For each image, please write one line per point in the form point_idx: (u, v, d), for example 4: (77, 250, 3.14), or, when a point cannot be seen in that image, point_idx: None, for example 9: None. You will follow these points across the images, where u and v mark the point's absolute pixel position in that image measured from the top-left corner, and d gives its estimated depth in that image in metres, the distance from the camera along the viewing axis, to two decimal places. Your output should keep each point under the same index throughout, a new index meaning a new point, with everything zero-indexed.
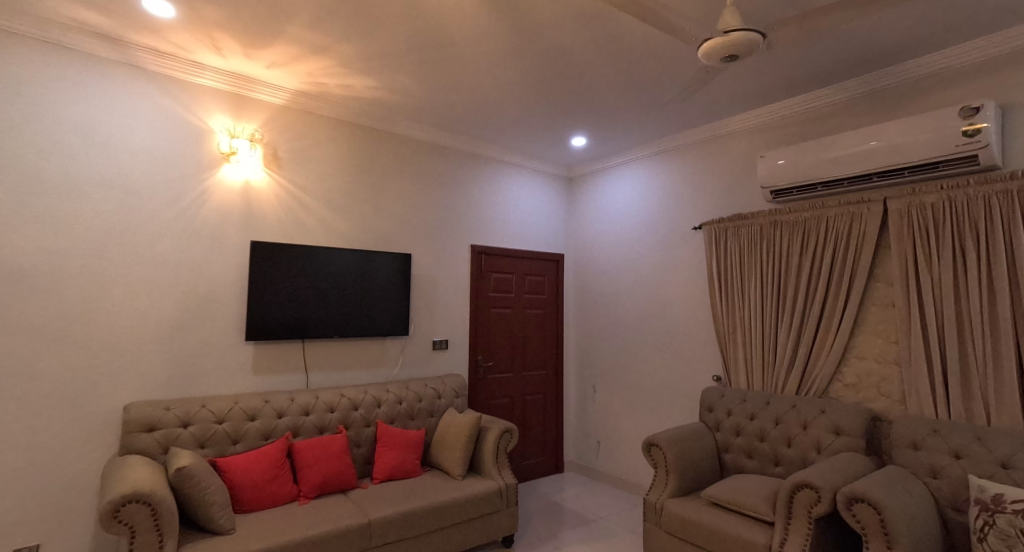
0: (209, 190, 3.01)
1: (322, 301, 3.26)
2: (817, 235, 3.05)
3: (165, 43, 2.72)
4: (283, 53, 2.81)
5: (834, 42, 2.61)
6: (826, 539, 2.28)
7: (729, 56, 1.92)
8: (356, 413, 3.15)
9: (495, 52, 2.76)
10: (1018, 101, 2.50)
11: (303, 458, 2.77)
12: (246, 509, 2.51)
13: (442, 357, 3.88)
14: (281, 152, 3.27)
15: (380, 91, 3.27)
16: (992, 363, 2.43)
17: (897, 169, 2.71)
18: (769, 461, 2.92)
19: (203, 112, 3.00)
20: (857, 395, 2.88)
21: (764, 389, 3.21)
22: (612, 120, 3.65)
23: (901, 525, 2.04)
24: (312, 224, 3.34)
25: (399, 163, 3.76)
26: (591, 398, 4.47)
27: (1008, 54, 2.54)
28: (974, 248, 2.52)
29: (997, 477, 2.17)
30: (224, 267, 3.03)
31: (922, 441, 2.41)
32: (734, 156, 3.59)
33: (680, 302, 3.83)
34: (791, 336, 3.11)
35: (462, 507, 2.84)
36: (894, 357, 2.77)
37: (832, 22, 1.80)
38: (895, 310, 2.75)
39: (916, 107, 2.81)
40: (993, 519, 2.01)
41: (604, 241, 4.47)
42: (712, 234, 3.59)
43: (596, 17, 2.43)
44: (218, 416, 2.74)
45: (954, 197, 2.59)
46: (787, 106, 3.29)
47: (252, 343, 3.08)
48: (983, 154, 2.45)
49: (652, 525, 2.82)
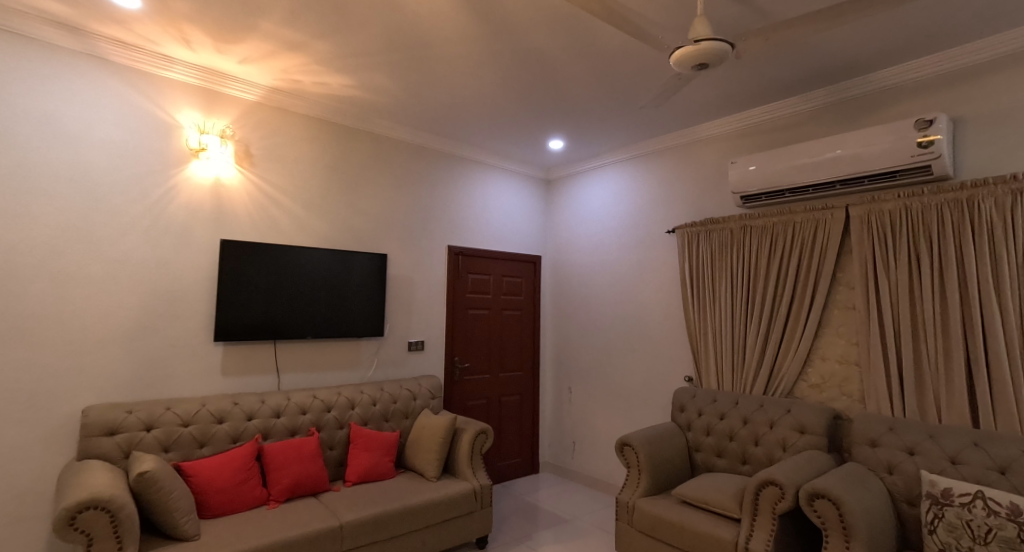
0: (178, 186, 2.95)
1: (296, 301, 3.23)
2: (784, 240, 3.14)
3: (131, 34, 2.66)
4: (257, 49, 2.77)
5: (800, 53, 2.70)
6: (789, 535, 2.35)
7: (700, 65, 1.96)
8: (329, 415, 3.12)
9: (472, 53, 2.77)
10: (969, 115, 2.63)
11: (273, 461, 2.73)
12: (213, 514, 2.46)
13: (417, 358, 3.87)
14: (254, 150, 3.23)
15: (356, 90, 3.26)
16: (944, 363, 2.54)
17: (858, 177, 2.81)
18: (738, 459, 3.00)
19: (171, 106, 2.94)
20: (821, 395, 2.97)
21: (733, 389, 3.29)
22: (588, 123, 3.69)
23: (858, 519, 2.12)
24: (285, 224, 3.31)
25: (375, 163, 3.74)
26: (566, 399, 4.51)
27: (959, 70, 2.67)
28: (928, 254, 2.63)
29: (947, 472, 2.28)
30: (192, 266, 2.97)
31: (879, 439, 2.51)
32: (706, 161, 3.67)
33: (653, 303, 3.90)
34: (759, 338, 3.20)
35: (436, 508, 2.85)
36: (855, 357, 2.87)
37: (796, 35, 1.86)
38: (857, 313, 2.86)
39: (878, 117, 2.91)
40: (941, 513, 2.11)
41: (580, 243, 4.51)
42: (685, 237, 3.66)
43: (572, 22, 2.47)
44: (184, 420, 2.69)
45: (910, 205, 2.70)
46: (757, 114, 3.38)
47: (221, 344, 3.02)
48: (936, 164, 2.56)
49: (624, 524, 2.86)
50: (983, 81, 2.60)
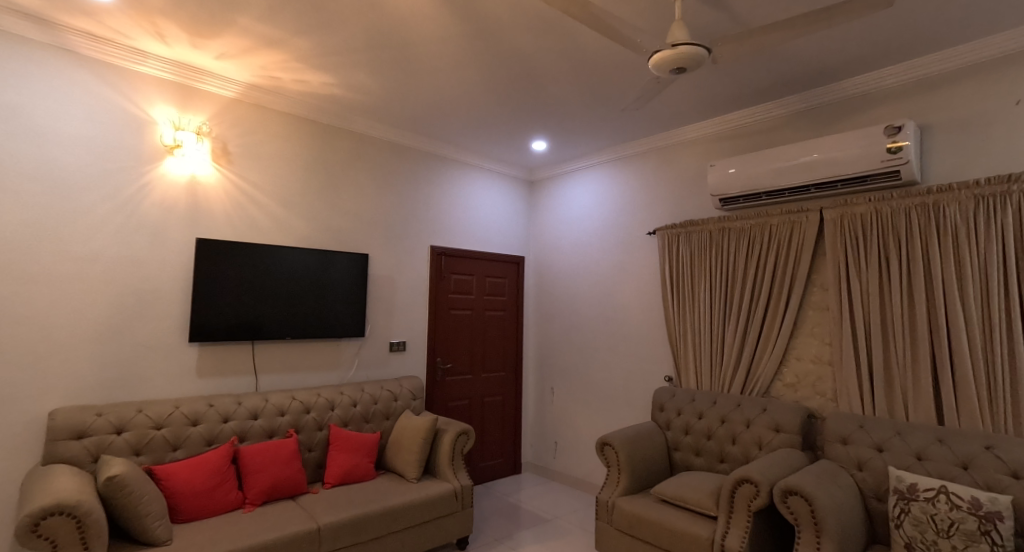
0: (152, 183, 2.90)
1: (275, 301, 3.20)
2: (761, 242, 3.20)
3: (102, 27, 2.60)
4: (233, 45, 2.74)
5: (775, 59, 2.75)
6: (763, 532, 2.40)
7: (677, 69, 1.99)
8: (308, 417, 3.09)
9: (453, 53, 2.77)
10: (935, 123, 2.71)
11: (250, 464, 2.70)
12: (186, 518, 2.42)
13: (398, 359, 3.85)
14: (231, 147, 3.18)
15: (337, 88, 3.23)
16: (912, 363, 2.62)
17: (832, 181, 2.88)
18: (715, 458, 3.05)
19: (143, 101, 2.88)
20: (796, 394, 3.04)
21: (712, 389, 3.34)
22: (570, 125, 3.72)
23: (830, 515, 2.16)
24: (264, 222, 3.27)
25: (356, 162, 3.71)
26: (548, 399, 4.53)
27: (927, 79, 2.75)
28: (897, 256, 2.71)
29: (913, 468, 2.34)
30: (167, 265, 2.92)
31: (850, 437, 2.57)
32: (686, 164, 3.73)
33: (634, 303, 3.94)
34: (736, 338, 3.26)
35: (416, 510, 2.84)
36: (828, 357, 2.94)
37: (769, 42, 1.91)
38: (830, 313, 2.92)
39: (850, 123, 2.99)
40: (907, 507, 2.17)
41: (562, 244, 4.53)
42: (665, 239, 3.71)
43: (553, 24, 2.49)
44: (156, 422, 2.64)
45: (881, 209, 2.77)
46: (735, 118, 3.43)
47: (197, 344, 2.97)
48: (905, 170, 2.63)
49: (604, 523, 2.89)
50: (950, 89, 2.68)
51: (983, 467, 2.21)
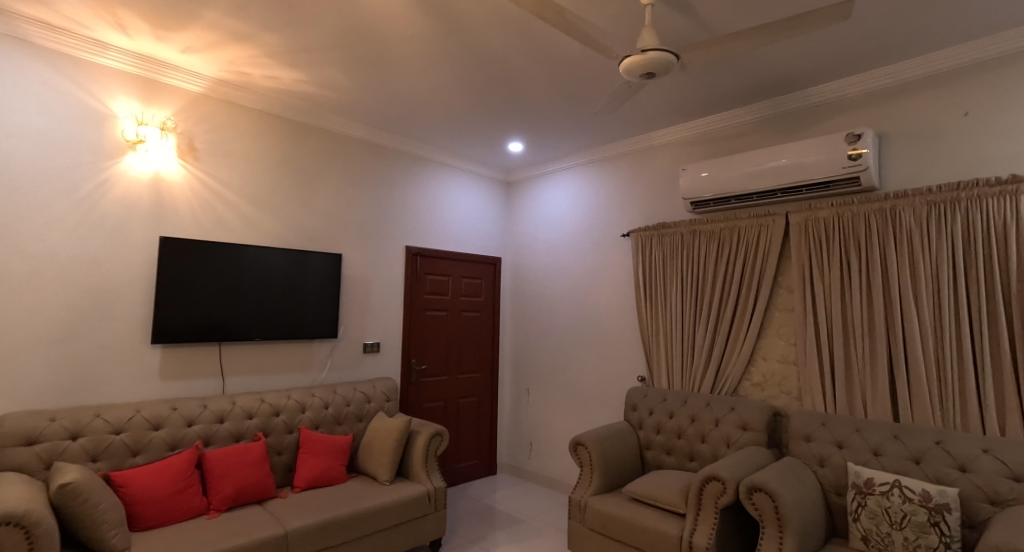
0: (111, 180, 2.81)
1: (244, 302, 3.14)
2: (730, 244, 3.28)
3: (59, 17, 2.52)
4: (200, 38, 2.68)
5: (742, 67, 2.82)
6: (729, 528, 2.45)
7: (647, 74, 2.02)
8: (277, 419, 3.05)
9: (427, 52, 2.77)
10: (892, 131, 2.82)
11: (215, 468, 2.64)
12: (146, 526, 2.34)
13: (372, 360, 3.82)
14: (197, 143, 3.10)
15: (309, 85, 3.19)
16: (871, 362, 2.71)
17: (797, 186, 2.96)
18: (685, 456, 3.10)
19: (104, 94, 2.79)
20: (763, 393, 3.11)
21: (682, 388, 3.40)
22: (545, 127, 3.74)
23: (792, 511, 2.22)
24: (232, 221, 3.20)
25: (329, 161, 3.67)
26: (524, 400, 4.54)
27: (885, 90, 2.86)
28: (857, 260, 2.80)
29: (870, 463, 2.43)
30: (128, 265, 2.84)
31: (813, 434, 2.65)
32: (659, 167, 3.79)
33: (609, 304, 3.98)
34: (706, 338, 3.32)
35: (388, 513, 2.81)
36: (794, 357, 3.02)
37: (735, 49, 1.95)
38: (795, 314, 3.01)
39: (814, 130, 3.08)
40: (864, 501, 2.25)
41: (538, 245, 4.56)
42: (639, 241, 3.77)
43: (526, 27, 2.51)
44: (115, 427, 2.56)
45: (842, 213, 2.86)
46: (707, 122, 3.50)
47: (159, 346, 2.90)
48: (864, 176, 2.73)
49: (576, 523, 2.92)
50: (907, 99, 2.78)
51: (934, 461, 2.30)
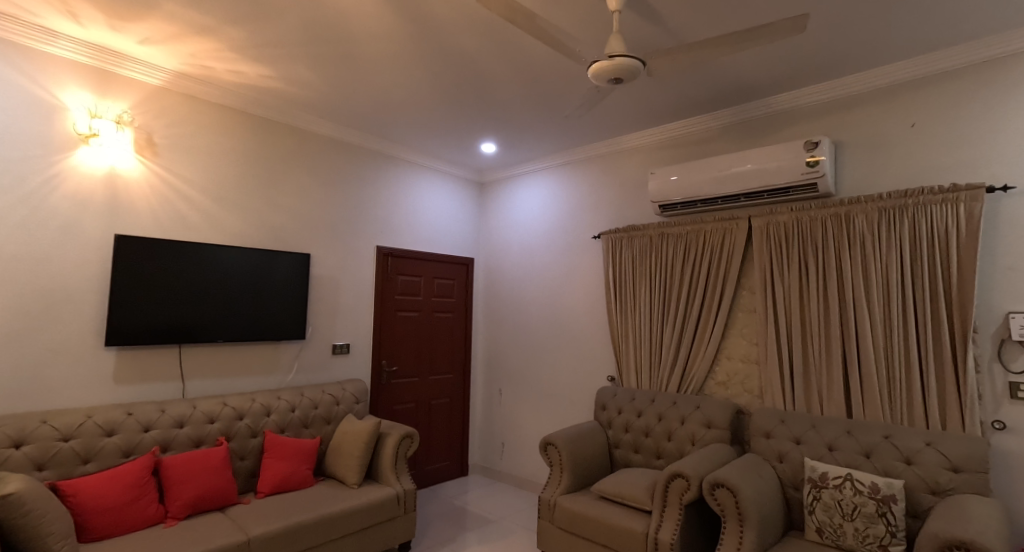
0: (62, 175, 2.70)
1: (208, 303, 3.06)
2: (695, 247, 3.36)
3: (4, 3, 2.41)
4: (159, 30, 2.60)
5: (706, 74, 2.90)
6: (692, 524, 2.52)
7: (615, 79, 2.05)
8: (240, 423, 2.98)
9: (398, 51, 2.75)
10: (848, 140, 2.93)
11: (173, 475, 2.57)
12: (97, 537, 2.26)
13: (341, 362, 3.77)
14: (156, 138, 3.01)
15: (276, 81, 3.13)
16: (827, 361, 2.81)
17: (759, 192, 3.06)
18: (653, 454, 3.16)
19: (53, 84, 2.69)
20: (726, 392, 3.20)
21: (650, 387, 3.46)
22: (517, 128, 3.76)
23: (752, 507, 2.29)
24: (194, 218, 3.12)
25: (297, 159, 3.61)
26: (495, 400, 4.55)
27: (841, 99, 2.97)
28: (815, 263, 2.90)
29: (825, 458, 2.53)
30: (80, 264, 2.74)
31: (773, 431, 2.73)
32: (629, 170, 3.85)
33: (580, 305, 4.03)
34: (673, 338, 3.39)
35: (356, 516, 2.78)
36: (755, 356, 3.12)
37: (698, 57, 2.00)
38: (757, 315, 3.10)
39: (775, 137, 3.18)
40: (819, 494, 2.34)
41: (510, 246, 4.57)
42: (609, 242, 3.81)
43: (496, 29, 2.52)
44: (64, 433, 2.46)
45: (801, 218, 2.97)
46: (674, 128, 3.58)
47: (114, 349, 2.80)
48: (821, 183, 2.84)
49: (545, 522, 2.94)
50: (862, 109, 2.90)
51: (883, 455, 2.41)
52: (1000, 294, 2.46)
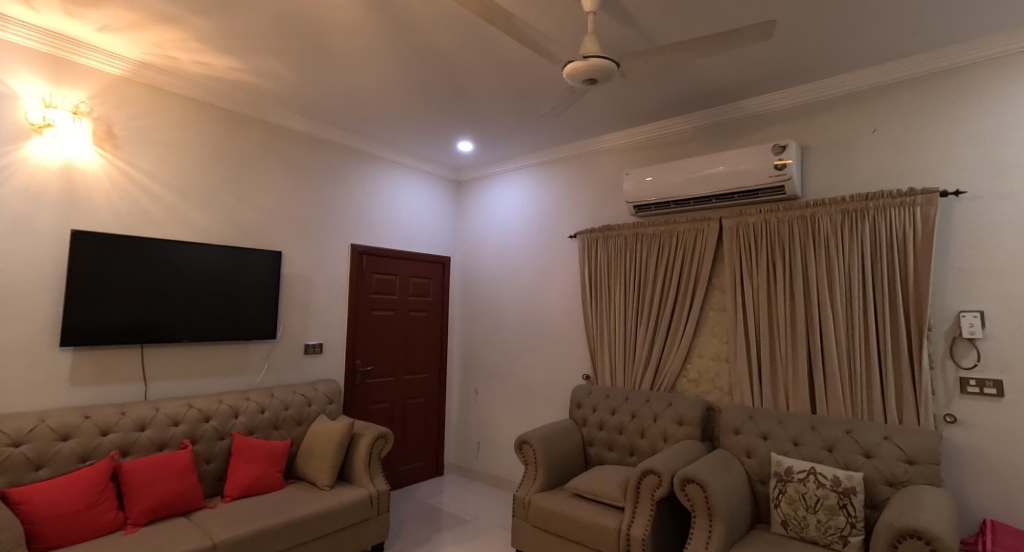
0: (13, 166, 2.59)
1: (172, 301, 2.98)
2: (668, 247, 3.41)
3: None
4: (119, 17, 2.52)
5: (677, 77, 2.94)
6: (663, 520, 2.55)
7: (589, 80, 2.06)
8: (207, 425, 2.91)
9: (371, 46, 2.72)
10: (814, 143, 3.01)
11: (133, 480, 2.49)
12: (51, 545, 2.18)
13: (313, 362, 3.71)
14: (117, 130, 2.91)
15: (244, 73, 3.06)
16: (793, 358, 2.88)
17: (729, 193, 3.12)
18: (626, 451, 3.19)
19: (4, 71, 2.57)
20: (698, 389, 3.25)
21: (624, 385, 3.50)
22: (492, 127, 3.76)
23: (720, 502, 2.33)
24: (157, 213, 3.03)
25: (268, 155, 3.54)
26: (471, 400, 4.54)
27: (808, 104, 3.05)
28: (782, 263, 2.97)
29: (790, 452, 2.59)
30: (34, 261, 2.63)
31: (741, 427, 2.79)
32: (604, 170, 3.88)
33: (555, 304, 4.05)
34: (647, 337, 3.43)
35: (327, 518, 2.74)
36: (726, 354, 3.18)
37: (669, 60, 2.03)
38: (727, 314, 3.16)
39: (745, 140, 3.25)
40: (784, 488, 2.39)
41: (487, 245, 4.56)
42: (585, 242, 3.84)
43: (469, 25, 2.51)
44: (15, 438, 2.36)
45: (769, 219, 3.04)
46: (649, 129, 3.62)
47: (71, 350, 2.70)
48: (788, 185, 2.91)
49: (520, 520, 2.95)
50: (827, 114, 2.98)
51: (844, 449, 2.49)
52: (952, 293, 2.56)
